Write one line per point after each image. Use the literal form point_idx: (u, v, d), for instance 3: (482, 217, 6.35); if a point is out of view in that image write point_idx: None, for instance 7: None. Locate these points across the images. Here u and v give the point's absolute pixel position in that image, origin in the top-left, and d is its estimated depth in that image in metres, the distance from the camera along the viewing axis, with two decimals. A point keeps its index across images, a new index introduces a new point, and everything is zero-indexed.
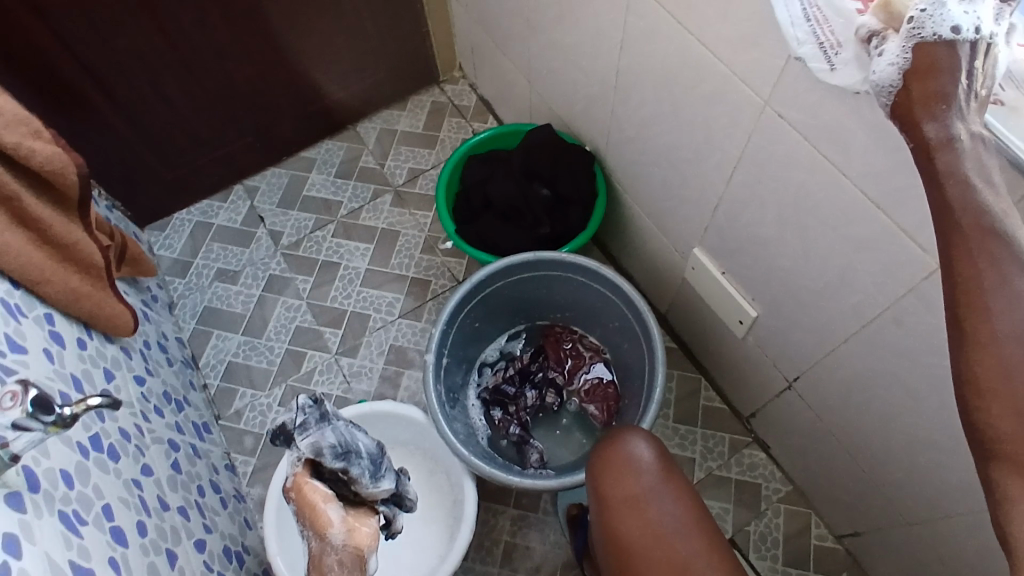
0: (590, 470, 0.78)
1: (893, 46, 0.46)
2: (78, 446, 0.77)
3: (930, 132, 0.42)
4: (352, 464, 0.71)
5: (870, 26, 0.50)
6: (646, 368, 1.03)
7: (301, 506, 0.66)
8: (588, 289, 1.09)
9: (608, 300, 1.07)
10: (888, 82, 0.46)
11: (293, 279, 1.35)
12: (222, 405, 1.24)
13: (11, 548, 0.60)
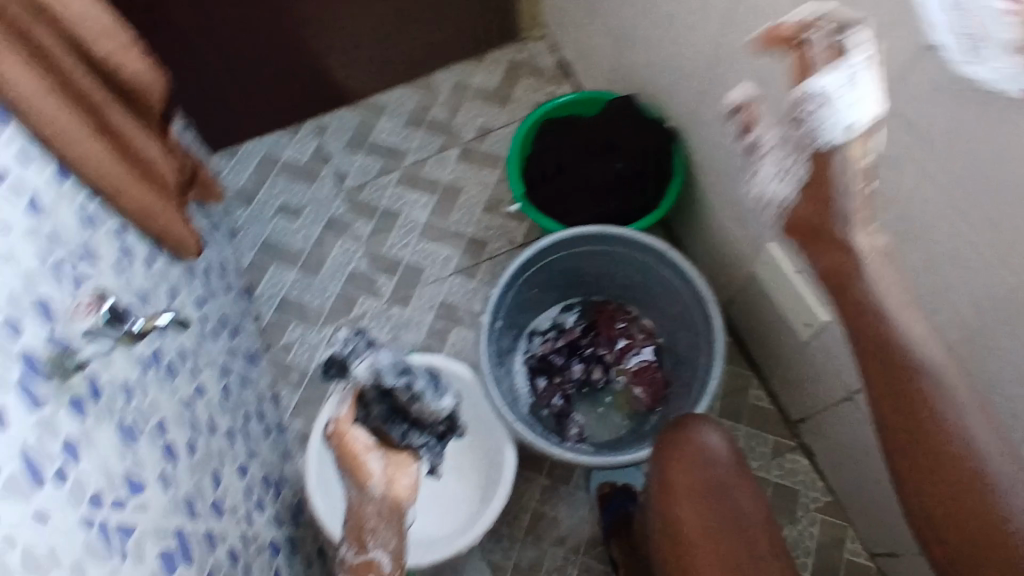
0: (655, 451, 0.77)
1: (771, 167, 0.61)
2: (140, 360, 0.78)
3: (824, 260, 0.59)
4: (414, 379, 0.80)
5: (756, 139, 0.64)
6: (702, 360, 1.00)
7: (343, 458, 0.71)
8: (651, 271, 1.06)
9: (671, 285, 1.05)
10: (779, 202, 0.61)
11: (353, 223, 1.36)
12: (273, 336, 1.26)
13: (70, 453, 0.60)
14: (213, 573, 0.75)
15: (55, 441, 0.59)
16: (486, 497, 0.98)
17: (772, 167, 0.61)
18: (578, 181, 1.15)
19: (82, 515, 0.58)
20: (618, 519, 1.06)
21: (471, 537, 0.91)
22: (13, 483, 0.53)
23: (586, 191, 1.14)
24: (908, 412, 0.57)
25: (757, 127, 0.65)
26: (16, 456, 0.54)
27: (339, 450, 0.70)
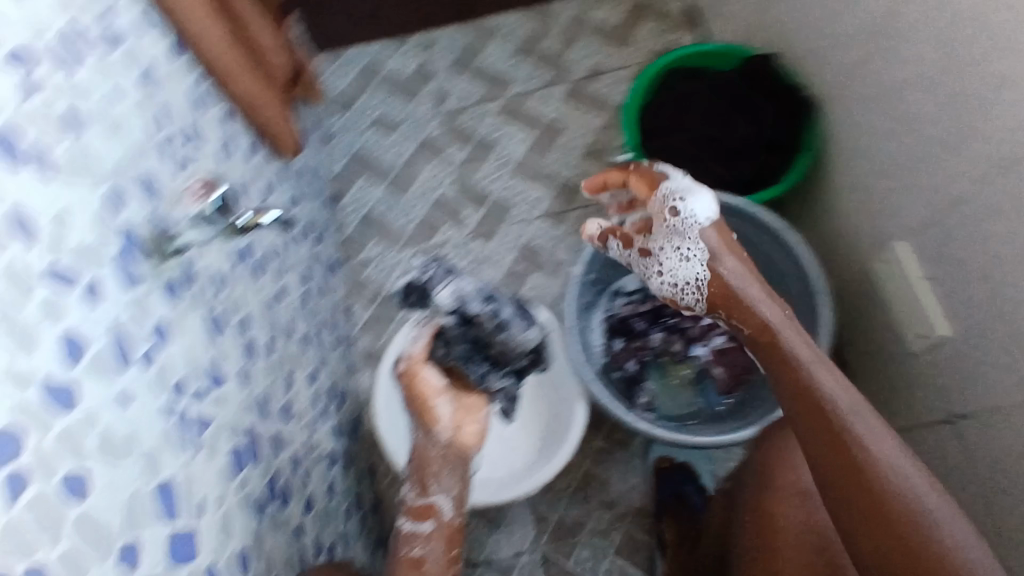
0: (768, 443, 0.79)
1: (670, 267, 0.82)
2: (232, 253, 0.76)
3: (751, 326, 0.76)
4: (500, 309, 0.83)
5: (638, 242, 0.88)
6: (801, 352, 0.96)
7: (412, 396, 0.70)
8: (762, 251, 1.01)
9: (781, 270, 1.00)
10: (696, 282, 0.80)
11: (447, 147, 1.31)
12: (352, 250, 1.24)
13: (161, 335, 0.58)
14: (275, 475, 0.75)
15: (146, 324, 0.56)
16: (546, 451, 0.96)
17: (670, 265, 0.82)
18: (699, 140, 1.09)
19: (163, 403, 0.56)
20: (676, 494, 1.04)
21: (532, 487, 0.90)
22: (101, 359, 0.50)
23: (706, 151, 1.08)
24: (838, 447, 0.66)
25: (641, 240, 0.87)
26: (105, 334, 0.51)
27: (411, 388, 0.70)
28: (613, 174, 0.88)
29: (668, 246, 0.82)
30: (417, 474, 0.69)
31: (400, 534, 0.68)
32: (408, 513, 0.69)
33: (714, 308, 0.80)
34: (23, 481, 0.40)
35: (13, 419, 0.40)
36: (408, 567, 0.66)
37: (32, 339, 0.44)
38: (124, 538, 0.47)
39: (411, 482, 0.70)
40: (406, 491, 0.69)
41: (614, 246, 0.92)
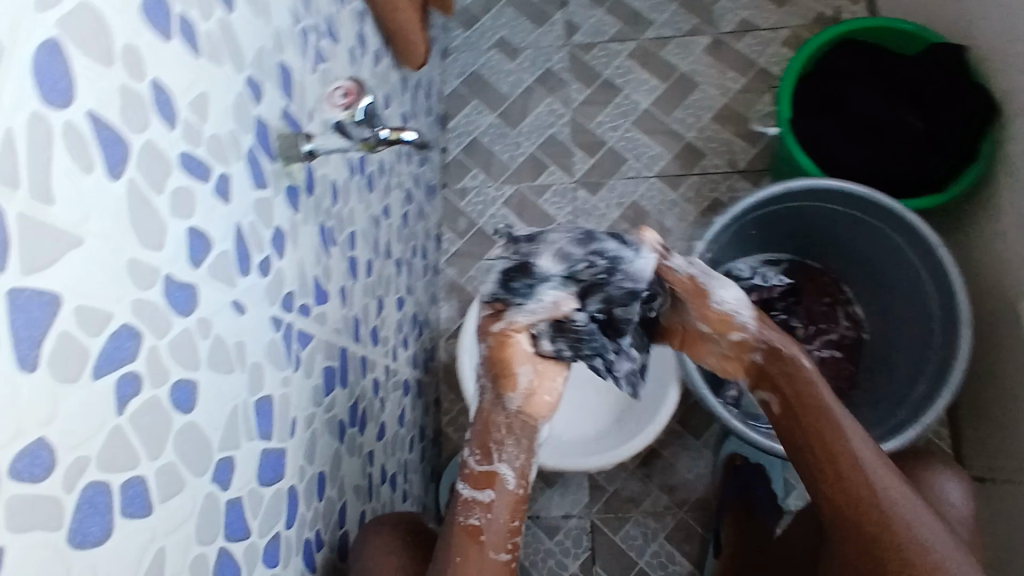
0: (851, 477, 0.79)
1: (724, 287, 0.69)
2: (350, 164, 0.72)
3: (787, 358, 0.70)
4: (603, 243, 0.65)
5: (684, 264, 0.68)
6: (924, 380, 0.89)
7: (489, 358, 0.64)
8: (904, 263, 0.93)
9: (919, 289, 0.92)
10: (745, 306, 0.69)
11: (569, 84, 1.22)
12: (452, 176, 1.19)
13: (277, 244, 0.54)
14: (359, 399, 0.73)
15: (267, 229, 0.53)
16: (626, 425, 0.92)
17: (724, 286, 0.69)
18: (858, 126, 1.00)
19: (273, 315, 0.53)
20: (742, 495, 0.99)
21: (603, 462, 0.86)
22: (222, 262, 0.46)
23: (863, 140, 0.99)
24: (833, 463, 0.65)
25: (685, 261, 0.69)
26: (229, 235, 0.47)
27: (490, 351, 0.64)
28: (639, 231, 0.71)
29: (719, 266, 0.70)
30: (479, 439, 0.64)
31: (458, 500, 0.64)
32: (465, 479, 0.64)
33: (764, 334, 0.69)
34: (137, 384, 0.37)
35: (133, 317, 0.37)
36: (467, 537, 0.62)
37: (159, 231, 0.40)
38: (221, 454, 0.45)
39: (471, 447, 0.65)
40: (466, 455, 0.65)
41: (674, 261, 0.68)
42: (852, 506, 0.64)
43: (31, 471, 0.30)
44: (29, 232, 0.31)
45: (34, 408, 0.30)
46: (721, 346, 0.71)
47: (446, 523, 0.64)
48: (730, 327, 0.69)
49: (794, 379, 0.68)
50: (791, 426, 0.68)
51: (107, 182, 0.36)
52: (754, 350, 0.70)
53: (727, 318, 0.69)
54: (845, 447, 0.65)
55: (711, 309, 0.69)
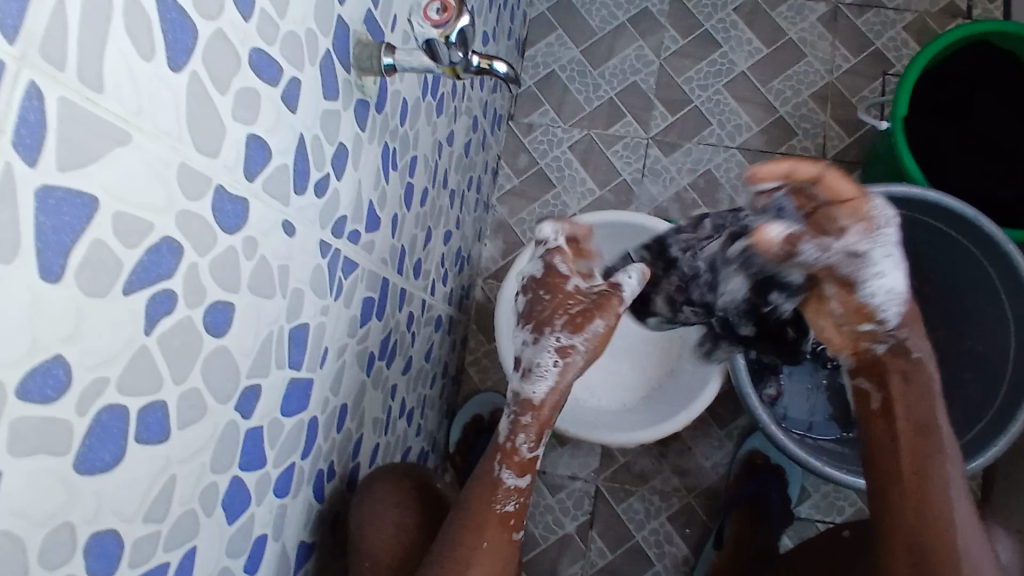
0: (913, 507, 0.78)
1: (887, 278, 0.65)
2: (425, 82, 0.66)
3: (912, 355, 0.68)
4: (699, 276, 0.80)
5: (843, 245, 0.64)
6: (979, 423, 0.85)
7: (581, 347, 0.63)
8: (990, 298, 0.86)
9: (997, 329, 0.86)
10: (897, 297, 0.66)
11: (664, 29, 1.12)
12: (521, 109, 1.12)
13: (337, 163, 0.49)
14: (391, 333, 0.70)
15: (330, 145, 0.48)
16: (653, 410, 0.91)
17: (884, 270, 0.65)
18: (973, 138, 0.95)
19: (321, 240, 0.49)
20: (753, 499, 0.96)
21: (623, 441, 0.85)
22: (279, 176, 0.42)
23: (975, 154, 0.94)
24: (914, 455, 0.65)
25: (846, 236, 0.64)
26: (292, 147, 0.43)
27: (588, 344, 0.63)
28: (807, 165, 0.62)
29: (880, 245, 0.64)
30: (539, 428, 0.64)
31: (499, 485, 0.64)
32: (511, 465, 0.64)
33: (901, 331, 0.67)
34: (172, 301, 0.34)
35: (176, 230, 0.33)
36: (501, 523, 0.63)
37: (218, 135, 0.35)
38: (247, 382, 0.42)
39: (521, 434, 0.64)
40: (520, 442, 0.64)
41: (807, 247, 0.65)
42: (924, 516, 0.63)
43: (42, 391, 0.28)
44: (70, 123, 0.27)
45: (54, 322, 0.28)
46: (842, 327, 0.70)
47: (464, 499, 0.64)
48: (866, 317, 0.68)
49: (912, 385, 0.67)
50: (889, 424, 0.67)
51: (168, 74, 0.31)
52: (879, 340, 0.68)
53: (867, 309, 0.67)
54: (939, 466, 0.64)
55: (847, 297, 0.67)
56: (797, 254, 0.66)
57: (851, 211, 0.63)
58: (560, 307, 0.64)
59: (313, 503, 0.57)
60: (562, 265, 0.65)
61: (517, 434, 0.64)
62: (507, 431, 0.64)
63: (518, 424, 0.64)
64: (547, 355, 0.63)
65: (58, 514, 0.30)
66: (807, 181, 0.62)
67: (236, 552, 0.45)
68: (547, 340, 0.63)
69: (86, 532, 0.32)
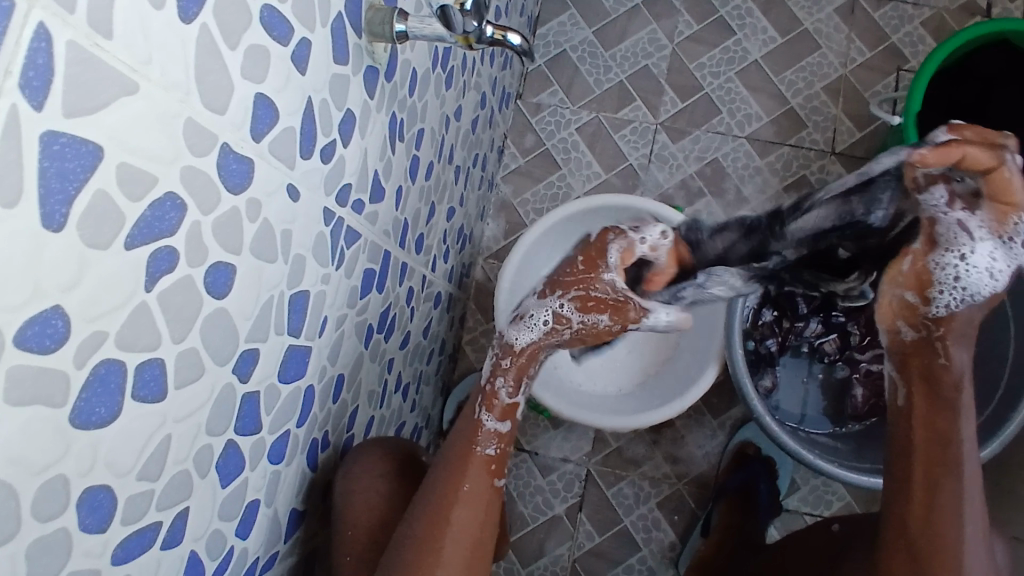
0: None
1: (976, 269, 0.64)
2: (435, 53, 0.65)
3: (953, 355, 0.64)
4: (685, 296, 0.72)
5: (975, 221, 0.64)
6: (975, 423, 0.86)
7: (575, 323, 0.62)
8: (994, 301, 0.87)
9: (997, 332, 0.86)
10: (965, 292, 0.64)
11: (678, 13, 1.11)
12: (530, 89, 1.11)
13: (344, 130, 0.49)
14: (391, 306, 0.70)
15: (338, 110, 0.47)
16: (649, 395, 0.92)
17: (982, 260, 0.64)
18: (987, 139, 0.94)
19: (326, 207, 0.48)
20: (744, 488, 0.97)
21: (618, 424, 0.86)
22: (285, 138, 0.41)
23: None
24: (927, 472, 0.63)
25: (976, 216, 0.64)
26: (300, 109, 0.42)
27: (581, 327, 0.62)
28: (986, 153, 0.58)
29: (989, 242, 0.65)
30: (518, 374, 0.65)
31: (480, 429, 0.65)
32: (491, 410, 0.65)
33: (937, 326, 0.64)
34: (173, 258, 0.34)
35: (180, 185, 0.33)
36: (485, 466, 0.64)
37: (227, 91, 0.35)
38: (246, 346, 0.42)
39: (500, 375, 0.66)
40: (500, 385, 0.65)
41: (937, 193, 0.64)
42: (930, 532, 0.62)
43: (41, 340, 0.27)
44: (79, 68, 0.26)
45: (56, 271, 0.27)
46: (889, 283, 0.68)
47: (434, 477, 0.64)
48: (917, 288, 0.65)
49: (943, 394, 0.64)
50: (906, 444, 0.65)
51: (178, 26, 0.31)
52: (909, 328, 0.66)
53: (924, 279, 0.65)
54: (950, 490, 0.62)
55: (920, 259, 0.66)
56: (923, 192, 0.64)
57: (994, 207, 0.62)
58: (580, 283, 0.60)
59: (306, 471, 0.57)
60: (613, 253, 0.60)
61: (498, 377, 0.66)
62: (489, 374, 0.66)
63: (500, 367, 0.65)
64: (543, 312, 0.62)
65: (52, 467, 0.30)
66: (999, 159, 0.59)
67: (228, 515, 0.45)
68: (552, 302, 0.61)
69: (80, 486, 0.32)
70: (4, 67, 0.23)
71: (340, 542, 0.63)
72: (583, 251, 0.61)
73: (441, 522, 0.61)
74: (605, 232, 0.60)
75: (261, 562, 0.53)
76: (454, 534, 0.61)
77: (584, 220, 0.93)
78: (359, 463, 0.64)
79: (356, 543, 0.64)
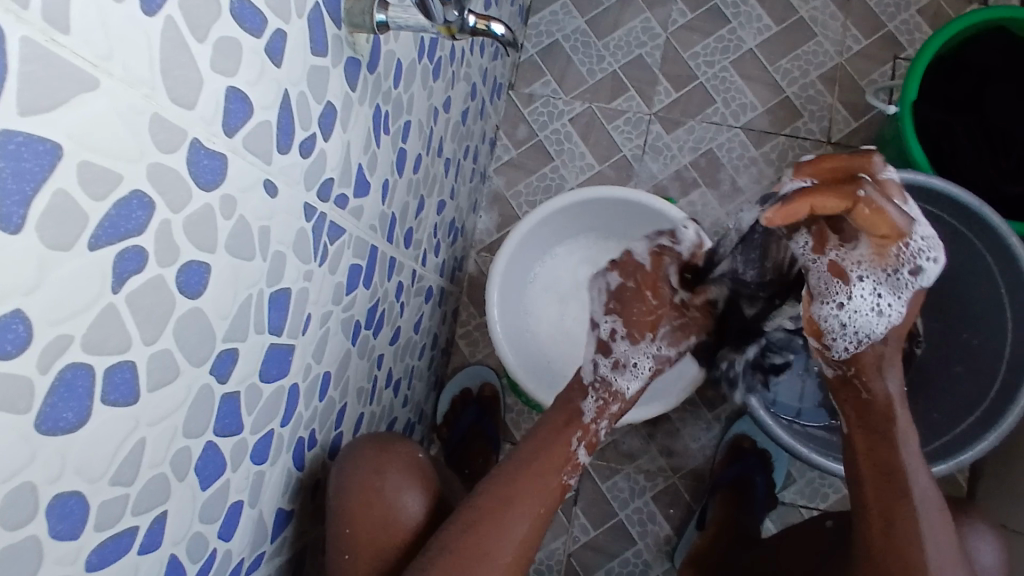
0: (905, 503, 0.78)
1: (859, 312, 0.63)
2: (421, 44, 0.64)
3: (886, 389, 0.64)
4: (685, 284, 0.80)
5: (849, 267, 0.61)
6: (972, 414, 0.85)
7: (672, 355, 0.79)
8: (991, 292, 0.86)
9: (994, 323, 0.86)
10: (857, 335, 0.64)
11: (672, 1, 1.09)
12: (522, 79, 1.10)
13: (324, 123, 0.48)
14: (379, 302, 0.69)
15: (317, 103, 0.46)
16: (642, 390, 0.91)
17: (865, 300, 0.62)
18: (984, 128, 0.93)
19: (307, 202, 0.47)
20: (738, 481, 0.96)
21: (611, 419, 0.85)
22: (261, 131, 0.40)
23: (985, 143, 0.93)
24: (884, 496, 0.63)
25: (850, 261, 0.61)
26: (277, 102, 0.41)
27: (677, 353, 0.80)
28: (834, 200, 0.54)
29: (872, 278, 0.62)
30: (616, 417, 0.77)
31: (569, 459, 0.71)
32: (586, 442, 0.74)
33: (850, 365, 0.65)
34: (142, 258, 0.33)
35: (147, 183, 0.32)
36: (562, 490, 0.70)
37: (196, 86, 0.34)
38: (224, 345, 0.41)
39: (604, 418, 0.76)
40: (603, 426, 0.76)
41: (800, 240, 0.62)
42: (896, 558, 0.62)
43: (1, 345, 0.26)
44: (35, 64, 0.25)
45: (14, 273, 0.26)
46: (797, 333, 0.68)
47: (498, 481, 0.68)
48: (816, 335, 0.65)
49: (879, 421, 0.64)
50: (856, 469, 0.65)
51: (140, 18, 0.29)
52: (830, 366, 0.66)
53: (818, 328, 0.65)
54: (908, 513, 0.62)
55: (808, 308, 0.65)
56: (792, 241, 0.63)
57: (872, 242, 0.58)
58: (660, 316, 0.78)
59: (293, 470, 0.56)
60: (672, 271, 0.79)
61: (601, 417, 0.76)
62: (594, 413, 0.75)
63: (606, 410, 0.76)
64: (643, 357, 0.78)
65: (18, 474, 0.29)
66: (847, 203, 0.54)
67: (209, 518, 0.45)
68: (649, 346, 0.78)
69: (49, 493, 0.31)
70: None
71: (337, 538, 0.63)
72: (648, 281, 0.79)
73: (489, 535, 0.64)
74: (661, 261, 0.79)
75: (247, 562, 0.52)
76: (502, 543, 0.64)
77: (575, 216, 0.93)
78: (353, 464, 0.64)
79: (357, 542, 0.64)
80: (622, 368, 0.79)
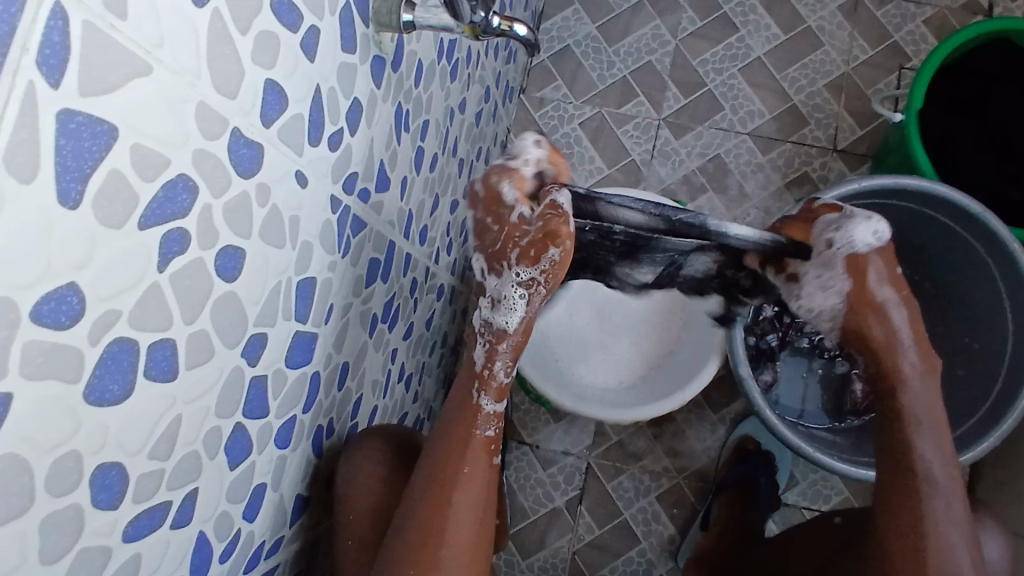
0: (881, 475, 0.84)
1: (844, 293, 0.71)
2: (440, 45, 0.66)
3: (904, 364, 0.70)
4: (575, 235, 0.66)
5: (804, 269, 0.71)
6: (973, 417, 0.87)
7: (543, 278, 0.60)
8: (991, 294, 0.87)
9: (995, 328, 0.88)
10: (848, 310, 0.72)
11: (682, 9, 1.11)
12: (534, 84, 1.12)
13: (351, 119, 0.49)
14: (394, 298, 0.70)
15: (345, 99, 0.48)
16: (646, 389, 0.93)
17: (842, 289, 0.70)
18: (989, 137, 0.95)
19: (332, 194, 0.49)
20: (744, 482, 0.97)
21: (621, 418, 0.87)
22: (295, 124, 0.41)
23: (991, 151, 0.95)
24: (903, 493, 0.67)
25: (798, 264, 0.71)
26: (309, 96, 0.42)
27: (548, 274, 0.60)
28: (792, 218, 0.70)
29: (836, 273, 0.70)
30: (515, 354, 0.65)
31: (478, 413, 0.65)
32: (488, 390, 0.65)
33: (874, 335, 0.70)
34: (184, 241, 0.34)
35: (192, 167, 0.33)
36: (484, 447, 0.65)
37: (237, 77, 0.35)
38: (255, 330, 0.42)
39: (497, 361, 0.65)
40: (497, 369, 0.65)
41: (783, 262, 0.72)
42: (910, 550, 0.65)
43: (56, 316, 0.28)
44: (93, 50, 0.27)
45: (69, 250, 0.28)
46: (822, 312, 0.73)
47: (429, 460, 0.64)
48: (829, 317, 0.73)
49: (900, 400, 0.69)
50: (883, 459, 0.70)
51: (189, 9, 0.31)
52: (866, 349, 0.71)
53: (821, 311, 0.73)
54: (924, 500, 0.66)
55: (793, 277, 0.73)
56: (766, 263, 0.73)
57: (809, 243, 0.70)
58: (509, 242, 0.59)
59: (311, 457, 0.58)
60: (510, 193, 0.58)
61: (495, 361, 0.65)
62: (484, 360, 0.65)
63: (494, 353, 0.64)
64: (512, 289, 0.61)
65: (64, 444, 0.30)
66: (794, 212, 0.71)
67: (235, 498, 0.46)
68: (510, 275, 0.60)
69: (92, 463, 0.32)
70: (20, 44, 0.24)
71: (345, 526, 0.64)
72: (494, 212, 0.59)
73: (439, 513, 0.61)
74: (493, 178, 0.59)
75: (267, 547, 0.54)
76: (456, 514, 0.62)
77: None
78: (353, 462, 0.63)
79: (360, 527, 0.65)
80: (499, 305, 0.63)
